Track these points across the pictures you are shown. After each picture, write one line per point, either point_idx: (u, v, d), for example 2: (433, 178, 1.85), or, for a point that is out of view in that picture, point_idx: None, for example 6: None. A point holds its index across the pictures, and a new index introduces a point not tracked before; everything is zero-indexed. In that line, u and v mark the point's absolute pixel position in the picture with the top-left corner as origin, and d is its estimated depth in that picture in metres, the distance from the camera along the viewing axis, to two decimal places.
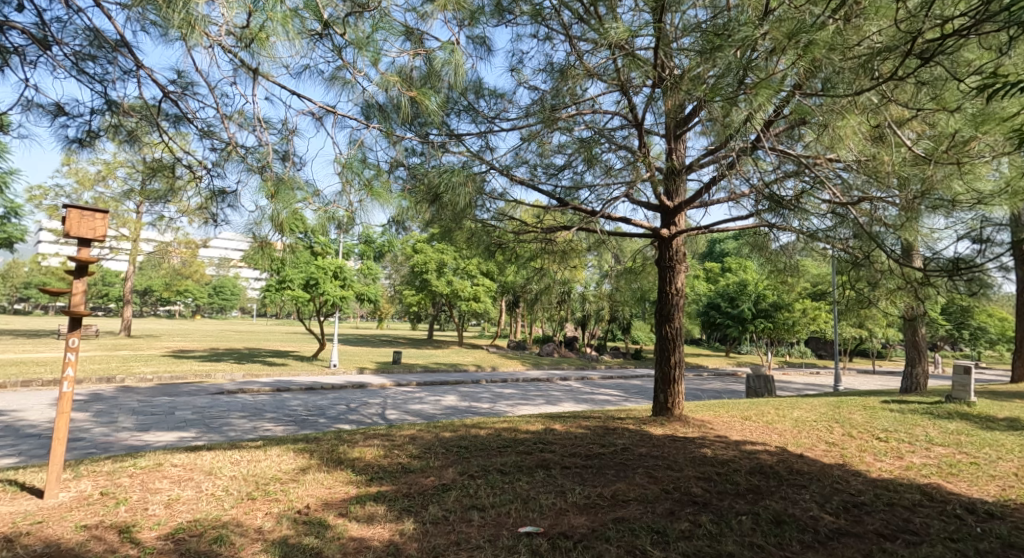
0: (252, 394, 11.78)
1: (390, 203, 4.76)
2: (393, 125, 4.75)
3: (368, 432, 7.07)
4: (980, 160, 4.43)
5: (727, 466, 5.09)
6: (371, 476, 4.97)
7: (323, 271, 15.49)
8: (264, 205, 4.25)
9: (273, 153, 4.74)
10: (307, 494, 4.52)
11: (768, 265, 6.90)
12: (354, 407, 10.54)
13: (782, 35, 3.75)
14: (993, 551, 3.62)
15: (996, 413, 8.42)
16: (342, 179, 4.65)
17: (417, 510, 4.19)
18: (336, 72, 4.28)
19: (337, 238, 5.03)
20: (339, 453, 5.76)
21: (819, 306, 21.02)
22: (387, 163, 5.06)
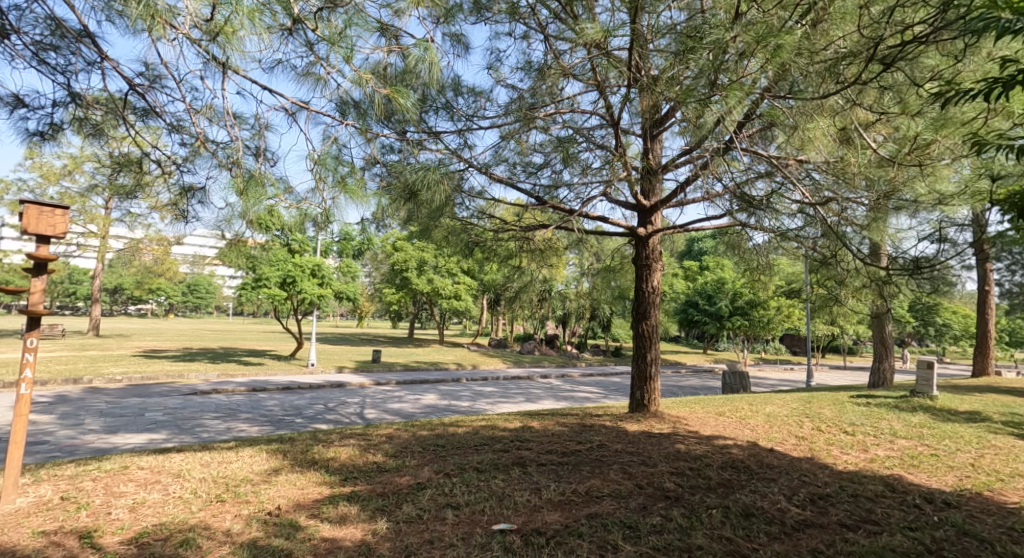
0: (226, 393, 11.26)
1: (365, 201, 4.60)
2: (367, 122, 4.60)
3: (344, 431, 6.64)
4: (940, 163, 4.81)
5: (700, 461, 5.03)
6: (346, 477, 4.68)
7: (300, 269, 14.53)
8: (234, 203, 4.18)
9: (245, 149, 4.46)
10: (278, 495, 4.25)
11: (743, 264, 7.04)
12: (331, 406, 10.06)
13: (751, 39, 3.99)
14: (948, 538, 3.55)
15: (960, 406, 8.28)
16: (314, 176, 4.45)
17: (391, 509, 3.98)
18: (308, 68, 4.14)
19: (316, 236, 4.92)
20: (314, 453, 5.41)
21: (794, 305, 21.20)
22: (363, 160, 4.85)
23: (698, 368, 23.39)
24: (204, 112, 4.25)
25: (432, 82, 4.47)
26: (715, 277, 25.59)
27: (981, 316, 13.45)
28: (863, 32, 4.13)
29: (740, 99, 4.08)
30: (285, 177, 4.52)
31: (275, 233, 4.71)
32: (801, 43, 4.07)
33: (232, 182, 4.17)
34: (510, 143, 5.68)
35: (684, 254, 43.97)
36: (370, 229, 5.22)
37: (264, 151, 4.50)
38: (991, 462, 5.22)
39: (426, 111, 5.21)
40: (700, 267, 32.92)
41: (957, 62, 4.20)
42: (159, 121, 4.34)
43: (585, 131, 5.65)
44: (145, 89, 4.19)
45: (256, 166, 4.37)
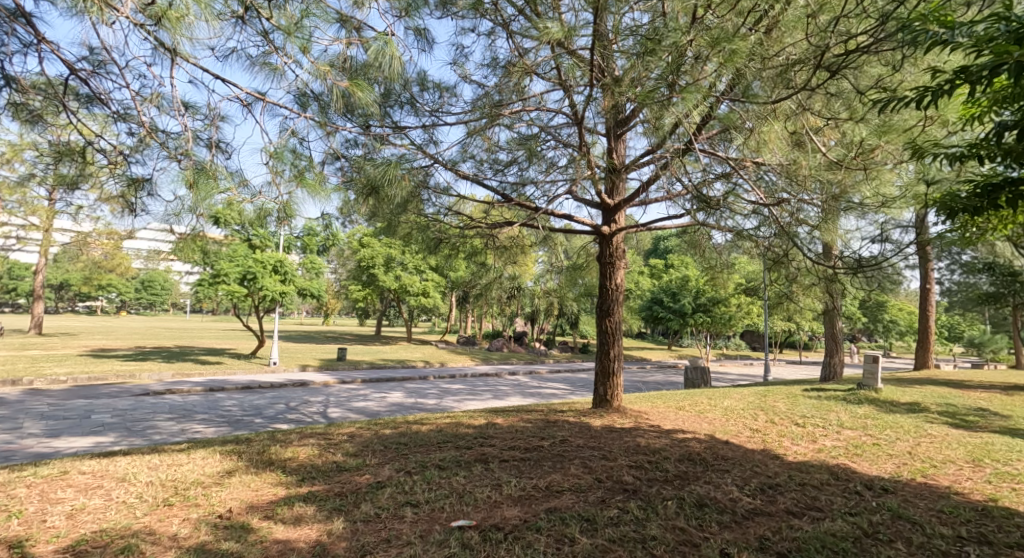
0: (181, 393, 10.95)
1: (325, 196, 4.51)
2: (325, 116, 4.53)
3: (304, 430, 6.53)
4: (884, 167, 4.98)
5: (658, 454, 5.16)
6: (304, 477, 4.63)
7: (261, 266, 14.15)
8: (184, 196, 4.06)
9: (196, 140, 4.31)
10: (230, 497, 4.17)
11: (703, 262, 7.21)
12: (293, 406, 9.86)
13: (706, 44, 4.11)
14: (884, 521, 3.74)
15: (902, 397, 8.68)
16: (270, 170, 4.36)
17: (349, 509, 3.96)
18: (263, 58, 4.05)
19: (276, 231, 4.82)
20: (271, 454, 5.33)
21: (754, 302, 21.92)
22: (323, 155, 4.78)
23: (662, 364, 23.85)
24: (152, 100, 4.11)
25: (392, 77, 4.41)
26: (680, 275, 26.07)
27: (922, 314, 14.09)
28: (811, 40, 4.25)
29: (696, 101, 4.18)
30: (239, 170, 4.39)
31: (232, 227, 4.60)
32: (754, 48, 4.19)
33: (180, 174, 4.02)
34: (476, 140, 5.68)
35: (650, 253, 44.83)
36: (332, 225, 5.16)
37: (217, 143, 4.37)
38: (927, 449, 5.50)
39: (389, 106, 5.17)
40: (665, 266, 33.54)
41: (898, 72, 4.39)
42: (104, 108, 4.19)
43: (550, 128, 5.68)
44: (88, 75, 4.03)
45: (207, 157, 4.22)
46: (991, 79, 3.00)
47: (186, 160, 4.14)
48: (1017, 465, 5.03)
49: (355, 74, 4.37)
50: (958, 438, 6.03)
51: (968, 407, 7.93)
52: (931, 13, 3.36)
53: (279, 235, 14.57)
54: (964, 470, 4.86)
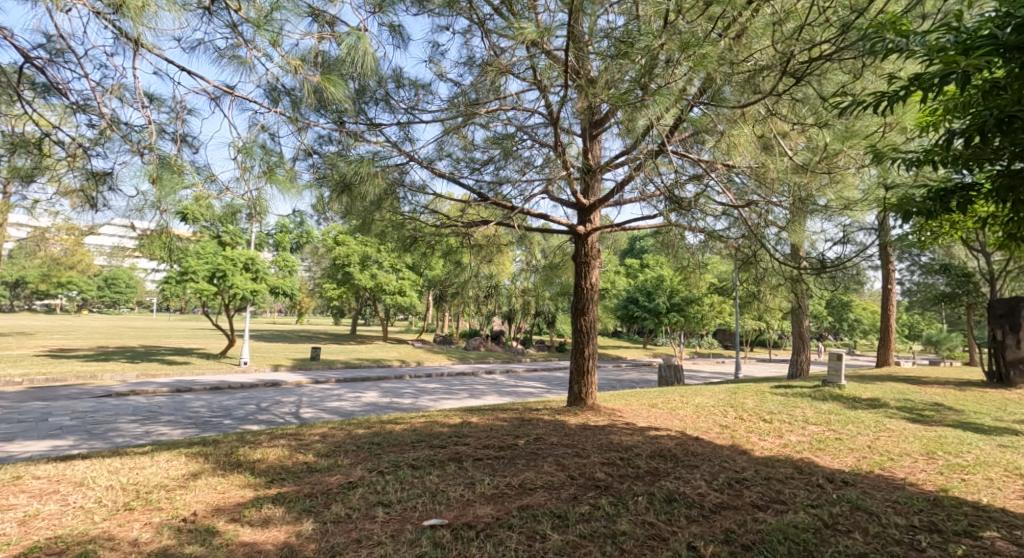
0: (146, 395, 10.72)
1: (295, 192, 4.47)
2: (297, 111, 4.49)
3: (274, 431, 6.48)
4: (847, 171, 5.15)
5: (630, 451, 5.25)
6: (273, 478, 4.59)
7: (232, 263, 13.92)
8: (147, 190, 3.99)
9: (160, 133, 4.23)
10: (195, 500, 4.12)
11: (676, 262, 7.34)
12: (263, 406, 9.74)
13: (676, 47, 4.18)
14: (843, 513, 3.88)
15: (865, 392, 8.97)
16: (239, 166, 4.30)
17: (319, 510, 3.95)
18: (231, 51, 4.01)
19: (246, 228, 4.77)
20: (239, 455, 5.26)
21: (725, 301, 22.35)
22: (295, 151, 4.74)
23: (636, 362, 24.11)
24: (113, 91, 4.03)
25: (365, 73, 4.39)
26: (654, 275, 26.40)
27: (884, 313, 14.57)
28: (777, 47, 4.37)
29: (668, 103, 4.28)
30: (206, 165, 4.31)
31: (203, 224, 4.54)
32: (723, 54, 4.30)
33: (143, 168, 3.94)
34: (452, 138, 5.69)
35: (626, 253, 45.33)
36: (306, 222, 5.12)
37: (183, 137, 4.31)
38: (886, 443, 5.71)
39: (364, 103, 5.15)
40: (640, 266, 33.93)
41: (860, 79, 4.54)
42: (62, 99, 4.09)
43: (526, 128, 5.73)
44: (45, 63, 3.94)
45: (172, 151, 4.13)
46: (941, 88, 3.12)
47: (150, 153, 4.04)
48: (968, 456, 5.26)
49: (328, 69, 4.35)
50: (914, 432, 6.28)
51: (925, 402, 8.24)
52: (887, 24, 3.50)
53: (250, 233, 14.35)
54: (919, 462, 5.06)
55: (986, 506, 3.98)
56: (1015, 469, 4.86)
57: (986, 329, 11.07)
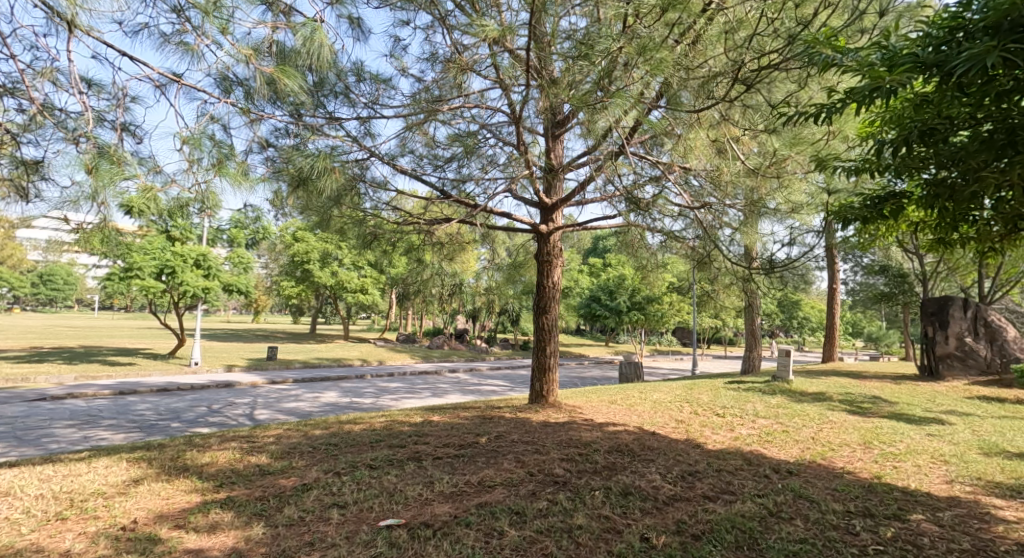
0: (86, 398, 10.31)
1: (247, 186, 4.34)
2: (249, 102, 4.38)
3: (226, 434, 6.35)
4: (794, 176, 5.37)
5: (589, 447, 5.37)
6: (222, 482, 4.52)
7: (181, 259, 13.50)
8: (82, 181, 3.78)
9: (99, 121, 4.05)
10: (135, 507, 4.03)
11: (635, 261, 7.52)
12: (215, 408, 9.51)
13: (634, 51, 4.28)
14: (787, 501, 4.08)
15: (812, 386, 9.40)
16: (186, 157, 4.17)
17: (270, 513, 3.91)
18: (177, 37, 3.90)
19: (196, 222, 4.64)
20: (186, 459, 5.15)
21: (684, 300, 22.90)
22: (248, 144, 4.63)
23: (598, 359, 24.51)
24: (46, 75, 3.85)
25: (321, 65, 4.32)
26: (616, 273, 26.83)
27: (831, 311, 15.22)
28: (729, 54, 4.52)
29: (626, 105, 4.37)
30: (151, 156, 4.19)
31: (152, 219, 4.38)
32: (679, 59, 4.45)
33: (78, 158, 3.75)
34: (414, 134, 5.69)
35: (589, 253, 45.91)
36: (262, 217, 5.05)
37: (124, 125, 4.12)
38: (829, 434, 6.01)
39: (322, 96, 5.11)
40: (603, 264, 34.40)
41: (806, 88, 4.76)
42: None
43: (489, 126, 5.77)
44: None
45: (112, 140, 3.97)
46: (878, 99, 3.28)
47: (86, 142, 3.85)
48: (900, 445, 5.59)
49: (283, 59, 4.28)
50: (854, 424, 6.62)
51: (865, 395, 8.69)
52: (824, 38, 3.72)
53: (202, 227, 13.95)
54: (857, 451, 5.35)
55: (915, 491, 4.25)
56: (941, 456, 5.20)
57: (919, 326, 11.71)
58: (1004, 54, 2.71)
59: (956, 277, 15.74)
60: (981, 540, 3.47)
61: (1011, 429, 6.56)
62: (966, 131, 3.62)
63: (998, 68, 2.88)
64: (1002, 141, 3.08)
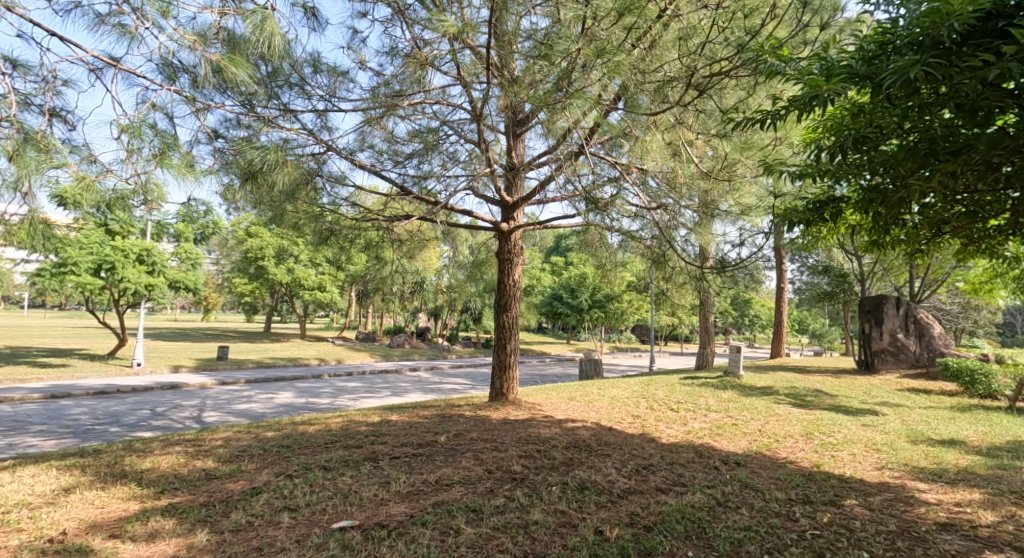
0: (15, 402, 9.81)
1: (192, 178, 4.21)
2: (194, 89, 4.22)
3: (169, 438, 6.17)
4: (743, 179, 5.57)
5: (547, 443, 5.46)
6: (164, 488, 4.41)
7: (122, 254, 12.96)
8: (6, 168, 3.60)
9: (25, 104, 3.87)
10: (65, 518, 3.89)
11: (594, 261, 7.66)
12: (159, 411, 9.20)
13: (591, 53, 4.36)
14: (734, 491, 4.26)
15: (762, 381, 9.76)
16: (124, 147, 4.00)
17: (216, 519, 3.85)
18: (116, 20, 3.74)
19: (138, 214, 4.48)
20: (124, 465, 4.99)
21: (644, 299, 23.38)
22: (195, 134, 4.47)
23: (560, 357, 24.76)
24: None
25: (272, 53, 4.21)
26: (577, 271, 27.14)
27: (780, 308, 15.81)
28: (683, 60, 4.67)
29: (584, 106, 4.45)
30: (84, 145, 4.04)
31: (89, 210, 4.21)
32: (636, 63, 4.54)
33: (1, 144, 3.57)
34: (373, 129, 5.66)
35: (552, 251, 46.29)
36: (212, 210, 4.91)
37: (53, 110, 3.95)
38: (774, 427, 6.28)
39: (276, 87, 5.03)
40: (565, 263, 34.75)
41: (754, 95, 4.96)
42: None
43: (450, 122, 5.77)
44: None
45: (39, 126, 3.80)
46: (821, 107, 3.43)
47: (9, 127, 3.65)
48: (838, 435, 5.90)
49: (232, 47, 4.17)
50: (798, 416, 6.93)
51: (810, 389, 9.11)
52: (770, 47, 3.89)
53: (145, 221, 13.41)
54: (800, 442, 5.61)
55: (850, 478, 4.50)
56: (874, 445, 5.51)
57: (857, 323, 12.31)
58: (924, 69, 2.90)
59: (892, 277, 16.62)
60: (906, 522, 3.71)
61: (937, 418, 7.01)
62: (899, 139, 3.84)
63: (921, 83, 3.09)
64: (926, 150, 3.31)
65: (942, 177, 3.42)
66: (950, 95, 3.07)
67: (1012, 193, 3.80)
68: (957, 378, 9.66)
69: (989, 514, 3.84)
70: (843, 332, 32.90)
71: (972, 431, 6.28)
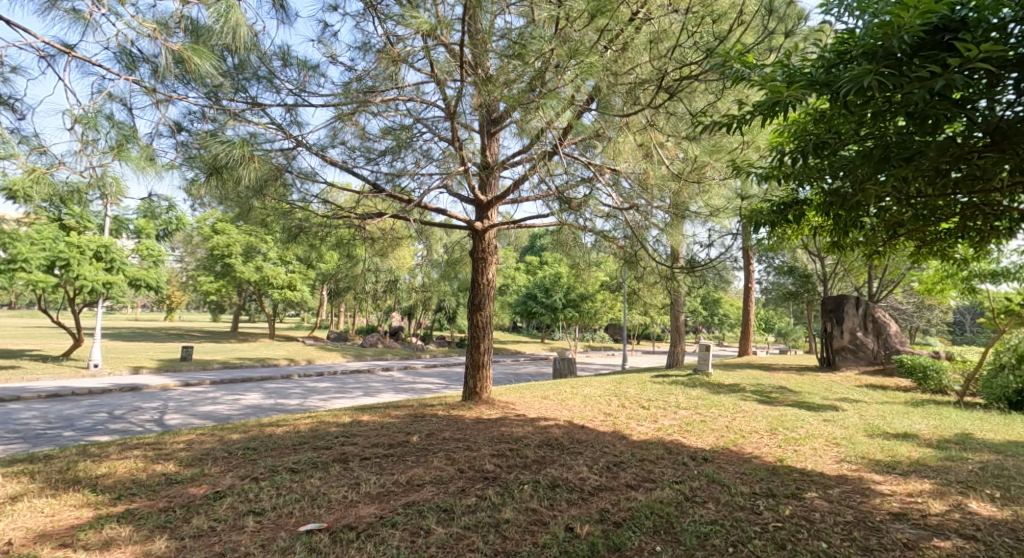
0: None
1: (151, 172, 4.11)
2: (155, 80, 4.12)
3: (127, 442, 6.03)
4: (713, 182, 5.68)
5: (519, 442, 5.50)
6: (120, 494, 4.31)
7: (78, 250, 12.56)
8: None
9: None
10: (14, 527, 3.78)
11: (568, 261, 7.72)
12: (118, 414, 8.96)
13: (565, 55, 4.41)
14: (701, 486, 4.35)
15: (729, 379, 9.98)
16: (79, 138, 3.90)
17: (176, 525, 3.78)
18: (72, 7, 3.62)
19: (95, 208, 4.36)
20: (77, 471, 4.86)
21: (616, 298, 23.64)
22: (157, 127, 4.36)
23: (534, 356, 24.86)
24: None
25: (238, 44, 4.12)
26: (551, 271, 27.27)
27: (747, 307, 16.16)
28: (654, 63, 4.75)
29: (555, 107, 4.48)
30: (35, 135, 3.91)
31: (42, 203, 4.08)
32: (608, 64, 4.59)
33: None
34: (345, 125, 5.60)
35: (527, 250, 46.46)
36: (175, 206, 4.81)
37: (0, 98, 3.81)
38: (741, 423, 6.43)
39: (243, 80, 4.94)
40: (539, 262, 34.90)
41: (723, 99, 5.07)
42: None
43: (424, 120, 5.76)
44: None
45: None
46: (783, 110, 3.53)
47: None
48: (801, 430, 6.07)
49: (196, 37, 4.08)
50: (763, 412, 7.12)
51: (775, 386, 9.34)
52: (736, 53, 3.98)
53: (102, 216, 12.99)
54: (764, 438, 5.76)
55: (810, 472, 4.64)
56: (834, 439, 5.69)
57: (819, 322, 12.65)
58: (879, 78, 3.01)
59: (854, 277, 17.14)
60: (862, 513, 3.85)
61: (892, 413, 7.27)
62: (859, 143, 3.97)
63: (876, 90, 3.20)
64: (880, 155, 3.44)
65: (897, 182, 3.56)
66: (902, 103, 3.21)
67: (961, 197, 3.99)
68: (911, 375, 10.03)
69: (938, 504, 4.01)
70: (808, 331, 33.79)
71: (925, 425, 6.53)
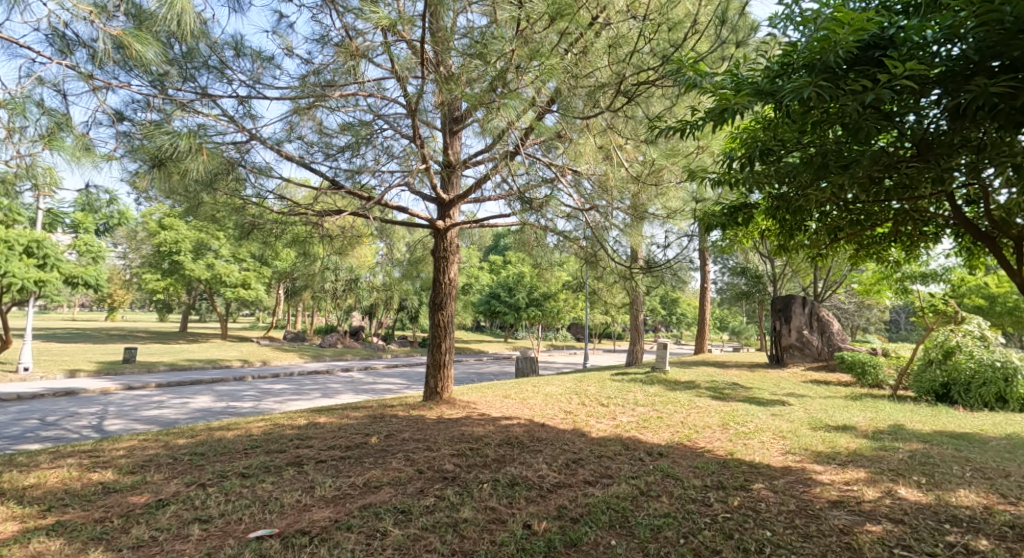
0: None
1: (84, 161, 3.96)
2: (93, 66, 3.97)
3: (61, 450, 5.78)
4: (669, 184, 5.83)
5: (480, 441, 5.52)
6: (51, 506, 4.13)
7: (7, 246, 11.89)
8: None
9: None
10: None
11: (529, 261, 7.79)
12: (53, 421, 8.56)
13: (524, 56, 4.46)
14: (655, 481, 4.46)
15: (684, 376, 10.24)
16: (4, 124, 3.73)
17: (113, 536, 3.65)
18: None
19: (27, 198, 4.18)
20: (4, 483, 4.63)
21: (577, 297, 23.91)
22: (96, 115, 4.20)
23: (496, 355, 24.93)
24: None
25: (183, 31, 3.99)
26: (514, 270, 27.37)
27: (702, 305, 16.61)
28: (613, 67, 4.83)
29: (513, 109, 4.51)
30: None
31: None
32: (569, 67, 4.66)
33: None
34: (302, 119, 5.49)
35: (490, 250, 46.51)
36: (117, 199, 4.64)
37: None
38: (695, 418, 6.61)
39: (192, 69, 4.79)
40: (502, 261, 34.97)
41: (679, 104, 5.20)
42: None
43: (384, 116, 5.70)
44: None
45: None
46: (730, 116, 3.66)
47: None
48: (750, 425, 6.29)
49: (139, 22, 3.95)
50: (716, 407, 7.33)
51: (727, 382, 9.63)
52: (689, 61, 4.10)
53: (34, 210, 12.35)
54: (716, 432, 5.95)
55: (757, 464, 4.82)
56: (780, 432, 5.92)
57: (769, 321, 13.12)
58: (816, 89, 3.17)
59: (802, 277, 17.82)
60: (804, 502, 4.03)
61: (834, 407, 7.60)
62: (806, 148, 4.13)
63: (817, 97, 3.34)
64: (820, 161, 3.60)
65: (837, 188, 3.75)
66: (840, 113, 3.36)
67: (895, 203, 4.24)
68: (852, 370, 10.51)
69: (872, 491, 4.22)
70: (761, 329, 34.94)
71: (862, 417, 6.86)
